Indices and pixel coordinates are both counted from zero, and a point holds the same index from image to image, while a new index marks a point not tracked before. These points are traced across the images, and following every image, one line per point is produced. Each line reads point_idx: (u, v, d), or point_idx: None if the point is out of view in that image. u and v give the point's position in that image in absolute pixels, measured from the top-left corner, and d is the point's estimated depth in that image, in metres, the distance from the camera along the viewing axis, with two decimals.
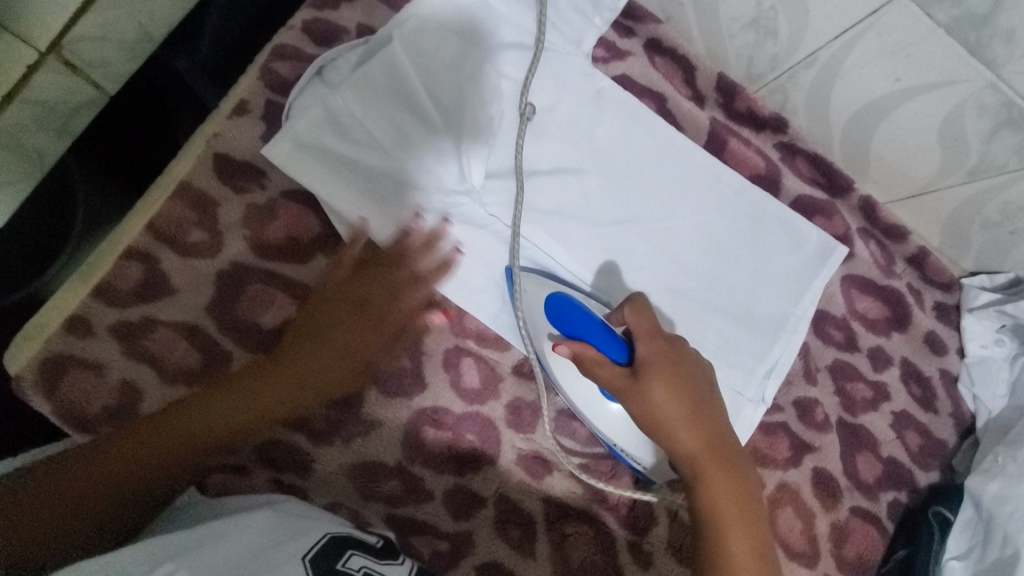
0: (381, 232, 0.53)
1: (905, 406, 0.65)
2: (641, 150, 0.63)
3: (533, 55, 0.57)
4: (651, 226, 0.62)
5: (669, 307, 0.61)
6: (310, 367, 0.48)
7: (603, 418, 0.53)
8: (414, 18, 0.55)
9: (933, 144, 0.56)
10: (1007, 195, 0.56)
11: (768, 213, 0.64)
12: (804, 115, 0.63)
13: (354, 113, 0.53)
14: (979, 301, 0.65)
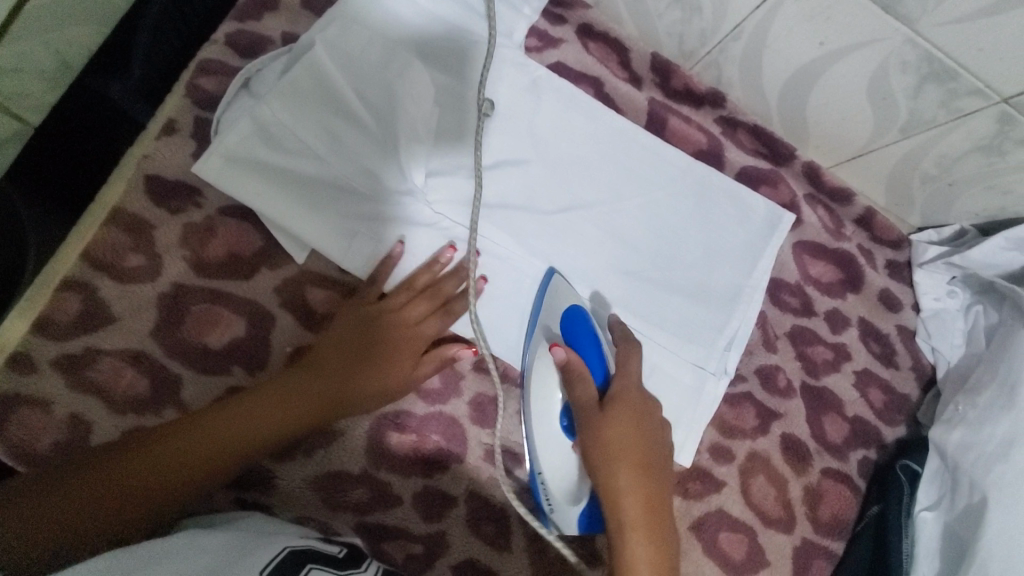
0: (328, 246, 0.54)
1: (867, 364, 0.66)
2: (585, 132, 0.63)
3: (463, 49, 0.57)
4: (601, 208, 0.62)
5: (625, 289, 0.61)
6: (283, 386, 0.50)
7: (544, 433, 0.52)
8: (337, 21, 0.54)
9: (864, 107, 0.57)
10: (941, 148, 0.57)
11: (713, 186, 0.65)
12: (739, 87, 0.63)
13: (283, 124, 0.52)
14: (928, 256, 0.66)
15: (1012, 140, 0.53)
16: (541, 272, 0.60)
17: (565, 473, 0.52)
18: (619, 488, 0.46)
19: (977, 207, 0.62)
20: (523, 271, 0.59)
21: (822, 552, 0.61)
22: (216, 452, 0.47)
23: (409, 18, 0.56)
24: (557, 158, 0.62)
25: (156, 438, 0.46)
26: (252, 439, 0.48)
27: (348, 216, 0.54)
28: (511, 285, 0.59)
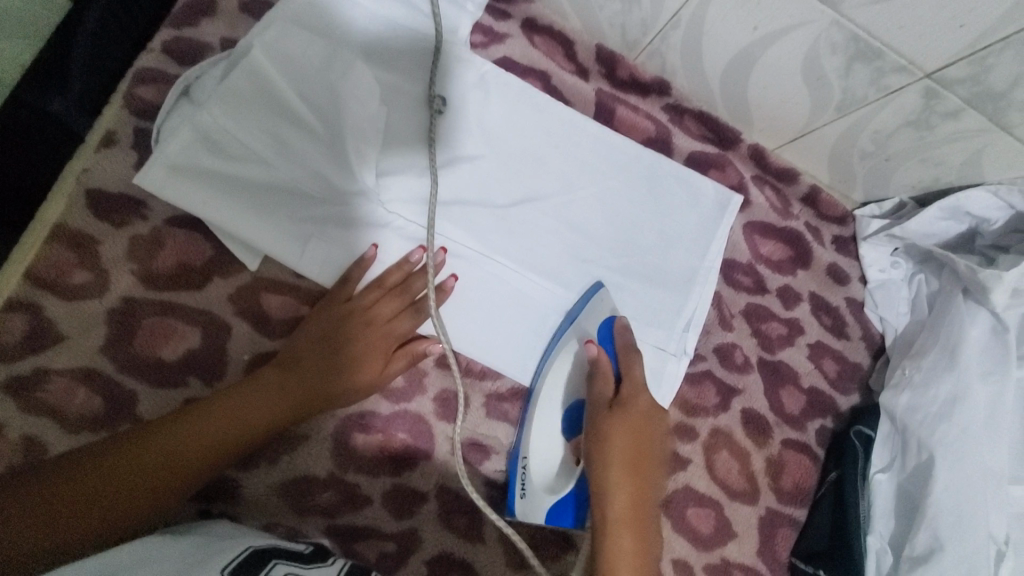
0: (283, 252, 0.53)
1: (819, 337, 0.68)
2: (535, 125, 0.63)
3: (405, 51, 0.57)
4: (555, 200, 0.63)
5: (585, 279, 0.62)
6: (250, 392, 0.50)
7: (544, 422, 0.57)
8: (276, 24, 0.53)
9: (801, 88, 0.59)
10: (874, 125, 0.59)
11: (664, 172, 0.66)
12: (683, 74, 0.65)
13: (226, 130, 0.51)
14: (871, 229, 0.69)
15: (938, 114, 0.55)
16: (500, 266, 0.60)
17: (547, 461, 0.57)
18: (609, 486, 0.50)
19: (912, 180, 0.64)
20: (482, 266, 0.60)
21: (786, 519, 0.63)
22: (185, 460, 0.47)
23: (352, 19, 0.56)
24: (510, 152, 0.62)
25: (122, 450, 0.45)
26: (222, 445, 0.48)
27: (300, 220, 0.54)
28: (471, 281, 0.59)
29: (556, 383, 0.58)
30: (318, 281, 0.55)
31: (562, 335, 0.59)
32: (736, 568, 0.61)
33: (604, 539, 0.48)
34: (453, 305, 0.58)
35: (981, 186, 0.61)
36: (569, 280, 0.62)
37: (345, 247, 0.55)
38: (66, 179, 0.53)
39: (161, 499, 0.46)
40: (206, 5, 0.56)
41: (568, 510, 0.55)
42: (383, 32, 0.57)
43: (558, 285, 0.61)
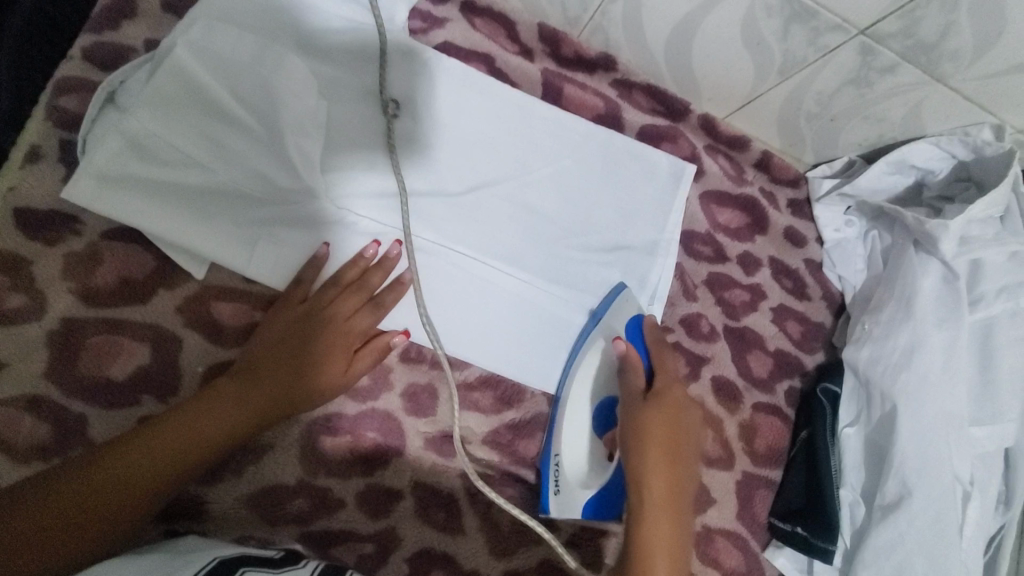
0: (231, 257, 0.52)
1: (781, 300, 0.69)
2: (484, 109, 0.62)
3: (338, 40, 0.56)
4: (510, 184, 0.62)
5: (546, 261, 0.62)
6: (206, 405, 0.48)
7: (573, 418, 0.57)
8: (199, 21, 0.51)
9: (742, 54, 0.59)
10: (817, 86, 0.60)
11: (617, 147, 0.66)
12: (627, 48, 0.65)
13: (156, 135, 0.49)
14: (823, 189, 0.70)
15: (876, 70, 0.56)
16: (459, 255, 0.59)
17: (579, 459, 0.56)
18: (650, 473, 0.50)
19: (859, 138, 0.65)
20: (440, 256, 0.58)
21: (763, 482, 0.64)
22: (143, 479, 0.45)
23: (281, 12, 0.54)
24: (459, 139, 0.61)
25: (75, 474, 0.44)
26: (180, 461, 0.47)
27: (246, 224, 0.52)
28: (431, 272, 0.58)
29: (587, 377, 0.58)
30: (271, 285, 0.53)
31: (588, 337, 0.60)
32: (718, 534, 0.62)
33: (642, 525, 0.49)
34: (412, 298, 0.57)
35: (924, 138, 0.62)
36: (531, 263, 0.61)
37: (295, 247, 0.54)
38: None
39: (120, 520, 0.45)
40: (126, 8, 0.54)
41: (599, 508, 0.54)
42: (315, 25, 0.55)
43: (520, 269, 0.61)
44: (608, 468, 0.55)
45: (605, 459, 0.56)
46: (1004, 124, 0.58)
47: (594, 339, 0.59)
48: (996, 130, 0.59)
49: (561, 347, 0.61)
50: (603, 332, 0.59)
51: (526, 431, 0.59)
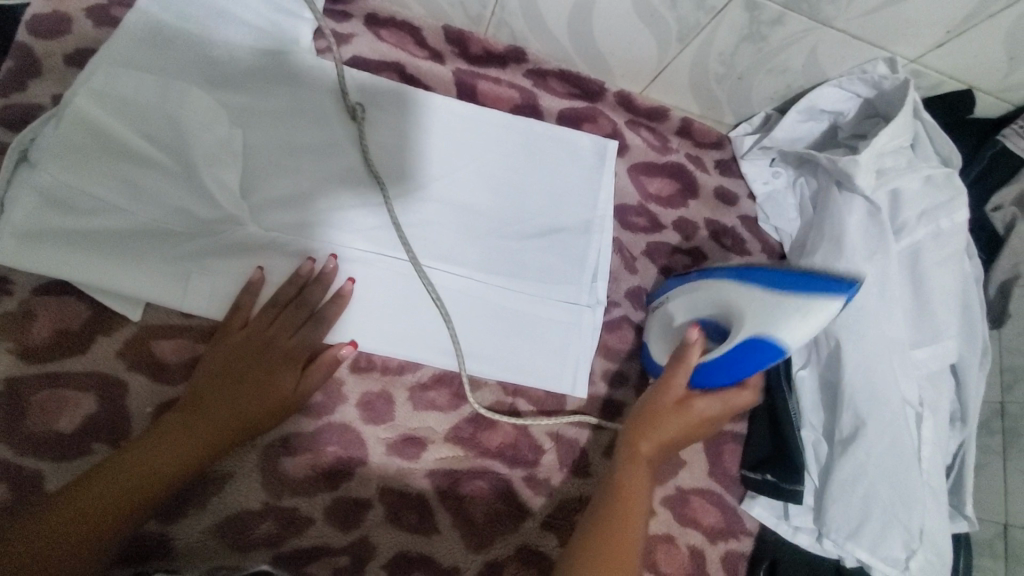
0: (166, 295, 0.52)
1: (723, 259, 0.71)
2: (400, 117, 0.63)
3: (248, 68, 0.57)
4: (438, 185, 0.63)
5: (485, 254, 0.63)
6: (162, 436, 0.49)
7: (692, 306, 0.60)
8: (99, 69, 0.51)
9: (640, 27, 0.61)
10: (717, 48, 0.62)
11: (539, 135, 0.67)
12: (533, 38, 0.66)
13: (69, 185, 0.49)
14: (746, 146, 0.72)
15: (765, 23, 0.58)
16: (396, 260, 0.60)
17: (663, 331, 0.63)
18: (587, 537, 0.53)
19: (770, 92, 0.68)
20: (376, 264, 0.59)
21: (729, 436, 0.66)
22: (104, 513, 0.46)
23: (189, 52, 0.55)
24: (380, 147, 0.61)
25: (35, 520, 0.44)
26: (142, 492, 0.48)
27: (176, 260, 0.53)
28: (370, 280, 0.59)
29: (722, 300, 0.57)
30: (212, 317, 0.54)
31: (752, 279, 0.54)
32: (692, 494, 0.64)
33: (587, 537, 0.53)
34: (354, 310, 0.58)
35: (828, 82, 0.64)
36: (472, 258, 0.62)
37: (230, 276, 0.54)
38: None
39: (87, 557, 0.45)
40: (31, 68, 0.55)
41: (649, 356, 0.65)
42: (219, 57, 0.56)
43: (460, 266, 0.62)
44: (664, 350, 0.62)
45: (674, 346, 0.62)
46: (895, 57, 0.61)
47: (764, 296, 0.53)
48: (890, 63, 0.62)
49: (512, 336, 0.62)
50: (755, 316, 0.52)
51: (487, 423, 0.60)
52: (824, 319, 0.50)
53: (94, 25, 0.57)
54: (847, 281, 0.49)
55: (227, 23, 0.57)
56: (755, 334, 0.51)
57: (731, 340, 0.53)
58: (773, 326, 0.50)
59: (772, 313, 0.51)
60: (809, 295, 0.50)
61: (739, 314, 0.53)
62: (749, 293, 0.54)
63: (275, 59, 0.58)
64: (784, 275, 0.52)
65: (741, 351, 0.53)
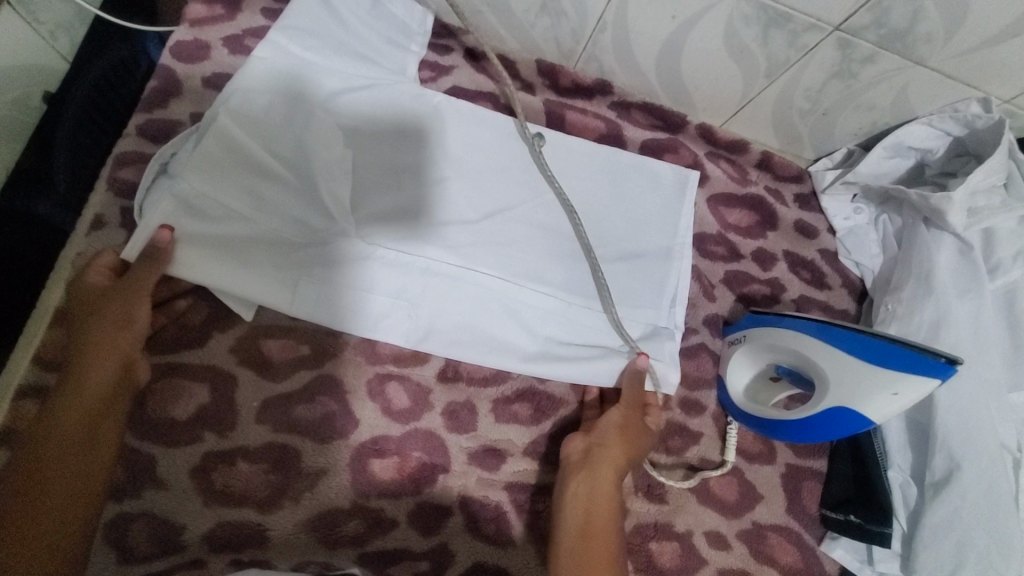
0: (273, 299, 0.55)
1: (802, 291, 0.70)
2: (494, 139, 0.66)
3: (364, 93, 0.62)
4: (523, 207, 0.65)
5: (569, 274, 0.64)
6: (88, 409, 0.46)
7: (767, 352, 0.60)
8: (237, 93, 0.57)
9: (728, 63, 0.64)
10: (804, 84, 0.64)
11: (622, 163, 0.69)
12: (621, 73, 0.70)
13: (203, 194, 0.54)
14: (828, 180, 0.73)
15: (857, 61, 0.60)
16: (484, 275, 0.61)
17: (742, 371, 0.64)
18: (584, 451, 0.57)
19: (853, 128, 0.68)
20: (468, 280, 0.61)
21: (808, 473, 0.65)
22: (91, 408, 0.47)
23: (312, 78, 0.61)
24: (475, 167, 0.65)
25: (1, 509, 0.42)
26: (101, 462, 0.46)
27: (282, 266, 0.56)
28: (457, 293, 0.60)
29: (800, 356, 0.57)
30: (316, 321, 0.56)
31: (834, 337, 0.55)
32: (769, 530, 0.62)
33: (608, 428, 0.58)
34: (443, 323, 0.59)
35: (917, 120, 0.65)
36: (558, 278, 0.63)
37: (331, 285, 0.56)
38: (65, 261, 0.55)
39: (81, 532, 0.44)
40: (173, 87, 0.61)
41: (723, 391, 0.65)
42: (339, 85, 0.62)
43: (545, 285, 0.63)
44: (740, 393, 0.63)
45: (750, 388, 0.63)
46: (990, 97, 0.61)
47: (851, 364, 0.54)
48: (984, 103, 0.61)
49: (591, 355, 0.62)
50: (843, 387, 0.54)
51: (565, 439, 0.61)
52: (912, 398, 0.52)
53: (229, 53, 0.63)
54: (945, 362, 0.50)
55: (345, 53, 0.63)
56: (842, 405, 0.54)
57: (818, 406, 0.56)
58: (862, 400, 0.53)
59: (859, 386, 0.53)
60: (898, 372, 0.52)
61: (824, 380, 0.55)
62: (832, 358, 0.55)
63: (384, 86, 0.63)
64: (870, 341, 0.53)
65: (831, 416, 0.55)
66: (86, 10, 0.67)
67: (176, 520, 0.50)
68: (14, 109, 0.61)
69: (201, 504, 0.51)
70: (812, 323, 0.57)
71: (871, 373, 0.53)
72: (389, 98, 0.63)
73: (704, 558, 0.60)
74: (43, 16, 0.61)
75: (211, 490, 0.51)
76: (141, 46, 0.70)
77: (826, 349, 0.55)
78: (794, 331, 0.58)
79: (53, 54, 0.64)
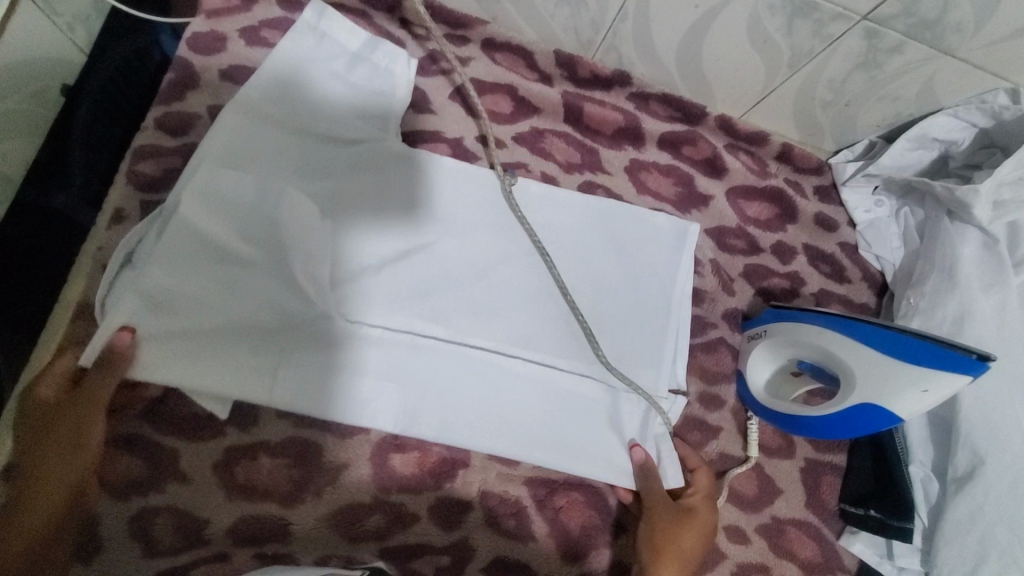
0: (253, 392, 0.52)
1: (821, 285, 0.70)
2: (478, 198, 0.64)
3: (341, 157, 0.60)
4: (515, 268, 0.63)
5: (566, 340, 0.61)
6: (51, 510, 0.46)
7: (788, 347, 0.60)
8: (200, 171, 0.52)
9: (751, 53, 0.63)
10: (828, 74, 0.63)
11: (618, 214, 0.67)
12: (640, 62, 0.68)
13: (169, 289, 0.49)
14: (847, 173, 0.71)
15: (883, 52, 0.58)
16: (476, 348, 0.59)
17: (762, 367, 0.63)
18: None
19: (876, 120, 0.67)
20: (457, 352, 0.58)
21: (827, 467, 0.64)
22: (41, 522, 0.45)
23: (283, 146, 0.58)
24: (459, 235, 0.62)
25: None
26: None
27: (264, 356, 0.52)
28: (450, 369, 0.58)
29: (824, 352, 0.57)
30: (302, 412, 0.53)
31: (856, 331, 0.55)
32: (788, 524, 0.62)
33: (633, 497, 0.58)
34: (438, 404, 0.56)
35: (942, 111, 0.64)
36: (552, 350, 0.60)
37: (320, 369, 0.54)
38: (60, 320, 0.54)
39: None
40: (190, 80, 0.60)
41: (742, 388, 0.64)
42: (314, 147, 0.59)
43: (542, 354, 0.60)
44: (761, 390, 0.63)
45: (771, 382, 0.63)
46: (1018, 88, 0.60)
47: (877, 361, 0.53)
48: (1012, 94, 0.60)
49: (590, 427, 0.59)
50: (870, 384, 0.54)
51: None
52: (942, 394, 0.52)
53: (246, 44, 0.63)
54: (976, 358, 0.49)
55: (324, 107, 0.60)
56: (869, 402, 0.54)
57: (844, 403, 0.55)
58: (889, 397, 0.53)
59: (886, 382, 0.53)
60: (926, 369, 0.51)
61: (850, 377, 0.55)
62: (861, 355, 0.54)
63: (366, 150, 0.60)
64: (896, 338, 0.53)
65: (858, 412, 0.55)
66: (102, 1, 0.66)
67: (199, 513, 0.51)
68: (33, 101, 0.61)
69: (225, 497, 0.51)
70: (834, 318, 0.57)
71: (898, 370, 0.53)
72: (367, 163, 0.60)
73: (723, 552, 0.60)
74: (61, 9, 0.61)
75: (234, 484, 0.52)
76: (155, 39, 0.70)
77: (852, 346, 0.55)
78: (818, 326, 0.57)
79: (70, 45, 0.64)
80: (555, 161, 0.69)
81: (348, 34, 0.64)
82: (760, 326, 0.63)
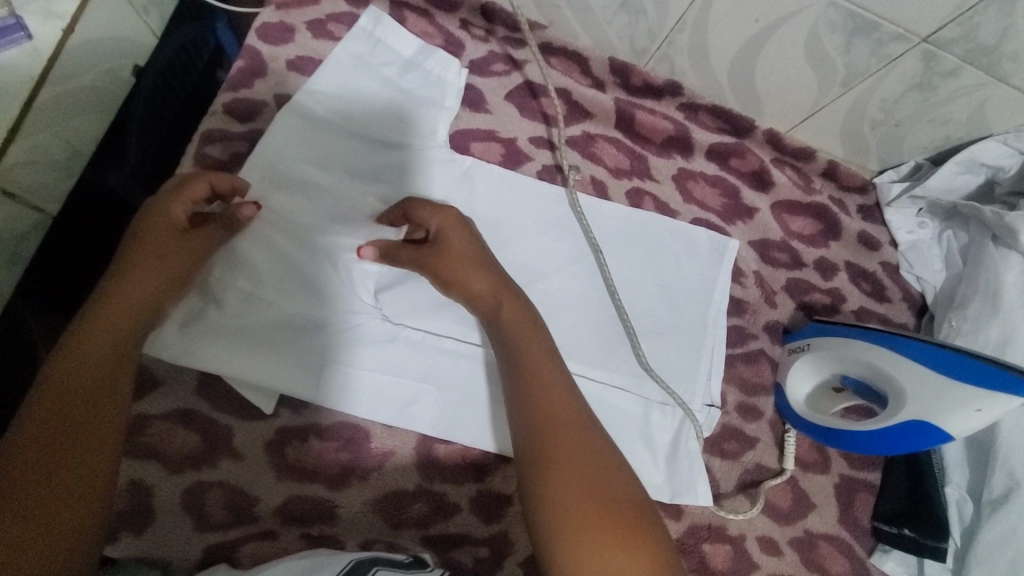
0: (299, 387, 0.54)
1: (861, 303, 0.70)
2: (521, 207, 0.65)
3: (392, 163, 0.61)
4: (556, 276, 0.64)
5: (601, 349, 0.62)
6: (90, 385, 0.43)
7: (833, 362, 0.61)
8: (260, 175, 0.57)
9: (805, 69, 0.63)
10: (881, 94, 0.63)
11: (659, 231, 0.68)
12: (693, 74, 0.69)
13: (227, 284, 0.54)
14: (893, 193, 0.72)
15: (939, 74, 0.59)
16: None
17: (802, 381, 0.64)
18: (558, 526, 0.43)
19: (924, 142, 0.68)
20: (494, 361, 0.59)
21: (862, 484, 0.65)
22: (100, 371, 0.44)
23: (336, 149, 0.60)
24: (503, 242, 0.63)
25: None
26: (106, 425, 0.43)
27: (305, 353, 0.55)
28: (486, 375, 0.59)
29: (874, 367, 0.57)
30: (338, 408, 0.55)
31: (907, 348, 0.55)
32: (821, 539, 0.62)
33: (536, 472, 0.45)
34: (473, 409, 0.58)
35: (992, 137, 0.64)
36: (584, 359, 0.61)
37: (358, 368, 0.56)
38: None
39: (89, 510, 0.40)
40: (258, 69, 0.62)
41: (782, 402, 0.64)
42: (366, 152, 0.61)
43: (573, 363, 0.61)
44: (802, 404, 0.63)
45: (811, 396, 0.63)
46: None
47: (929, 379, 0.54)
48: None
49: (621, 437, 0.60)
50: (920, 402, 0.54)
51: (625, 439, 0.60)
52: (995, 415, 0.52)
53: (313, 37, 0.65)
54: None
55: (375, 113, 0.62)
56: (919, 419, 0.54)
57: (892, 419, 0.56)
58: (941, 416, 0.53)
59: (939, 401, 0.53)
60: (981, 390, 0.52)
61: (901, 394, 0.56)
62: (913, 373, 0.55)
63: (414, 156, 0.62)
64: (950, 358, 0.53)
65: (909, 428, 0.55)
66: None
67: (250, 490, 0.52)
68: None
69: (275, 477, 0.52)
70: (884, 335, 0.57)
71: (951, 389, 0.53)
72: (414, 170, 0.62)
73: (756, 563, 0.59)
74: None
75: (285, 464, 0.53)
76: (210, 27, 0.73)
77: (904, 364, 0.55)
78: (867, 342, 0.58)
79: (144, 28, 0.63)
80: (605, 166, 0.70)
81: (401, 42, 0.66)
82: (801, 339, 0.64)
